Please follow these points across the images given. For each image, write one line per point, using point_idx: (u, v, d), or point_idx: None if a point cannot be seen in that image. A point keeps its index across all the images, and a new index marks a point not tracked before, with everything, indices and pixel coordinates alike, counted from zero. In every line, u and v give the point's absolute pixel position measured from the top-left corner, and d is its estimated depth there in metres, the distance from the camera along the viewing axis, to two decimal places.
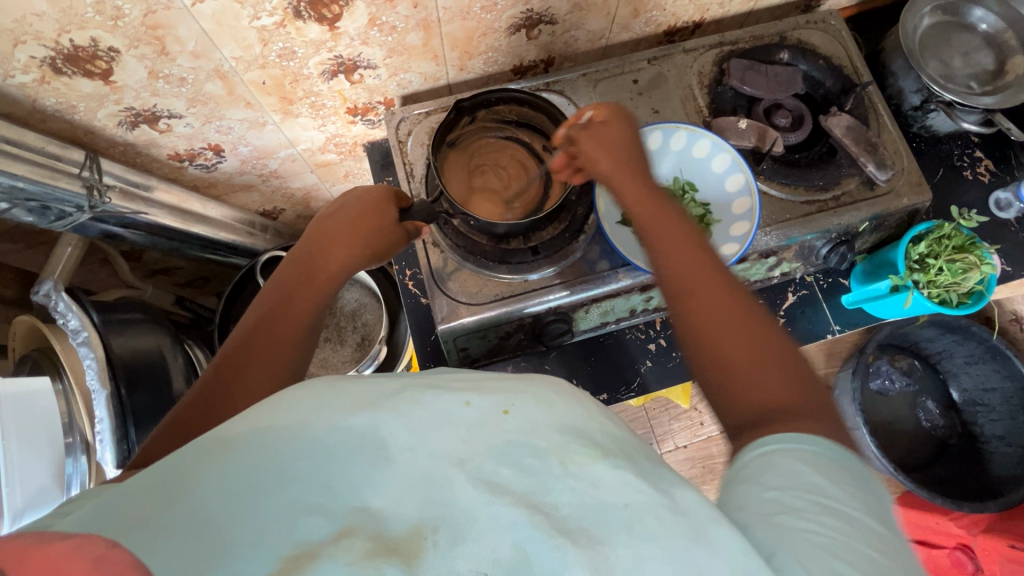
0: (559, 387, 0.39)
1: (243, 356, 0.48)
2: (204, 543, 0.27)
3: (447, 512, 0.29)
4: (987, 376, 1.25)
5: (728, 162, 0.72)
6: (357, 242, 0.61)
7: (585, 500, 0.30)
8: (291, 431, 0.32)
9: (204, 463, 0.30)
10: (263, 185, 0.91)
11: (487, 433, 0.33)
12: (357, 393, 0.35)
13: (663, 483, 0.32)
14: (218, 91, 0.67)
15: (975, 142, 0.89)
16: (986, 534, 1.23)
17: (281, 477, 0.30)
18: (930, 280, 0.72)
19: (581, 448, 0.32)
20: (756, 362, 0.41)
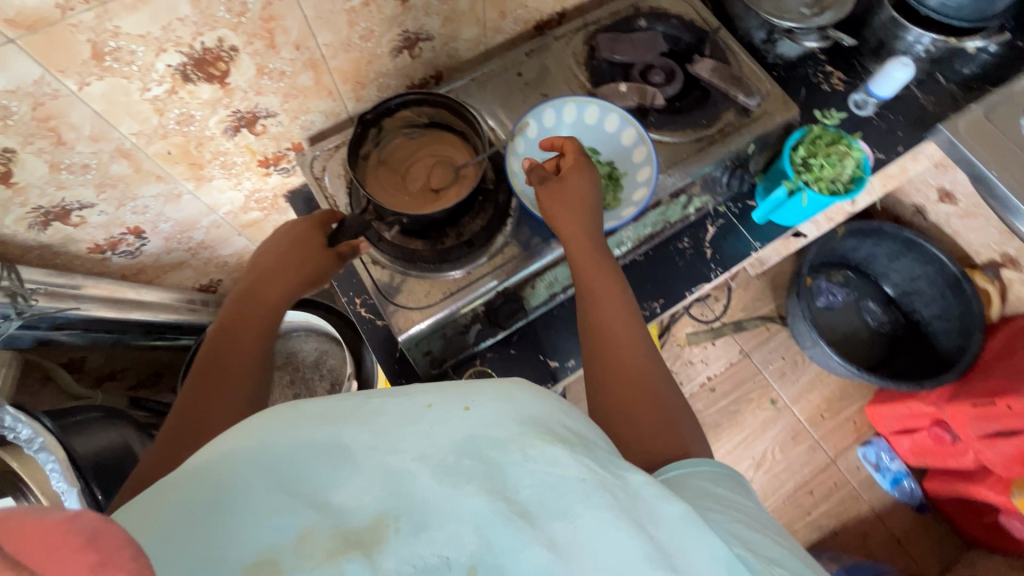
0: (522, 383, 0.40)
1: (197, 406, 0.50)
2: (185, 547, 0.29)
3: (408, 503, 0.32)
4: (912, 268, 1.67)
5: (618, 121, 0.79)
6: (290, 273, 0.63)
7: (543, 480, 0.33)
8: (260, 448, 0.34)
9: (191, 484, 0.33)
10: (194, 259, 0.91)
11: (450, 429, 0.35)
12: (316, 411, 0.37)
13: (616, 469, 0.36)
14: (125, 171, 0.68)
15: (823, 60, 1.01)
16: (953, 404, 1.41)
17: (245, 491, 0.32)
18: (817, 176, 0.79)
19: (538, 433, 0.35)
20: (651, 417, 0.55)
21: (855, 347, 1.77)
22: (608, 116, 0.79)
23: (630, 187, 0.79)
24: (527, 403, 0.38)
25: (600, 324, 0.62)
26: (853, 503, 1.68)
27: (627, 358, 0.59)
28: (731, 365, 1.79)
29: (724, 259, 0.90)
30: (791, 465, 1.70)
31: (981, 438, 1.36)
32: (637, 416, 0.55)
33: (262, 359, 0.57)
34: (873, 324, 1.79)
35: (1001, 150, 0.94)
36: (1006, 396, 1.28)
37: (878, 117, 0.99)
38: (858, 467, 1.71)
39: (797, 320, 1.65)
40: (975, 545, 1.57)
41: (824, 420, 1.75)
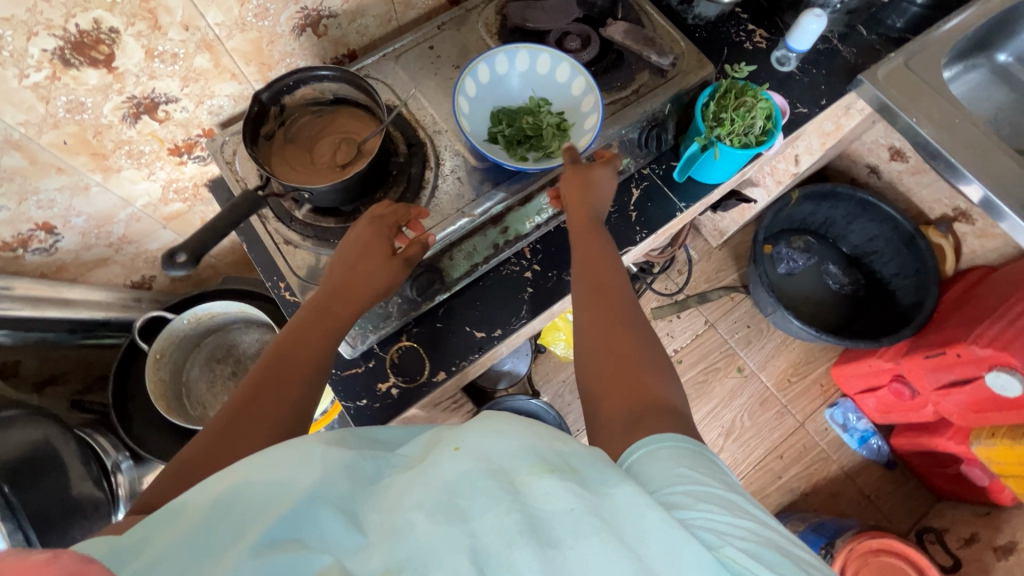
0: (514, 415, 0.45)
1: (243, 412, 0.54)
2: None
3: (411, 553, 0.35)
4: (869, 228, 1.68)
5: (569, 70, 0.80)
6: (361, 285, 0.66)
7: (535, 516, 0.36)
8: (277, 486, 0.39)
9: (205, 517, 0.38)
10: (119, 255, 0.91)
11: (445, 470, 0.40)
12: (328, 457, 0.42)
13: (604, 485, 0.38)
14: (19, 163, 0.68)
15: (745, 19, 1.01)
16: (909, 357, 1.42)
17: (261, 523, 0.36)
18: (728, 131, 0.79)
19: (531, 465, 0.39)
20: (649, 369, 0.56)
21: (816, 309, 1.78)
22: (559, 65, 0.80)
23: (577, 134, 0.79)
24: (520, 435, 0.42)
25: (595, 306, 0.64)
26: (823, 464, 1.69)
27: (637, 337, 0.60)
28: (697, 336, 1.80)
29: (649, 221, 0.90)
30: (760, 431, 1.71)
31: (938, 389, 1.37)
32: (633, 366, 0.56)
33: (310, 379, 0.60)
34: (834, 287, 1.80)
35: (919, 97, 0.96)
36: (955, 345, 1.28)
37: (801, 72, 0.99)
38: (826, 429, 1.72)
39: (757, 287, 1.67)
40: (943, 497, 1.59)
41: (791, 384, 1.76)
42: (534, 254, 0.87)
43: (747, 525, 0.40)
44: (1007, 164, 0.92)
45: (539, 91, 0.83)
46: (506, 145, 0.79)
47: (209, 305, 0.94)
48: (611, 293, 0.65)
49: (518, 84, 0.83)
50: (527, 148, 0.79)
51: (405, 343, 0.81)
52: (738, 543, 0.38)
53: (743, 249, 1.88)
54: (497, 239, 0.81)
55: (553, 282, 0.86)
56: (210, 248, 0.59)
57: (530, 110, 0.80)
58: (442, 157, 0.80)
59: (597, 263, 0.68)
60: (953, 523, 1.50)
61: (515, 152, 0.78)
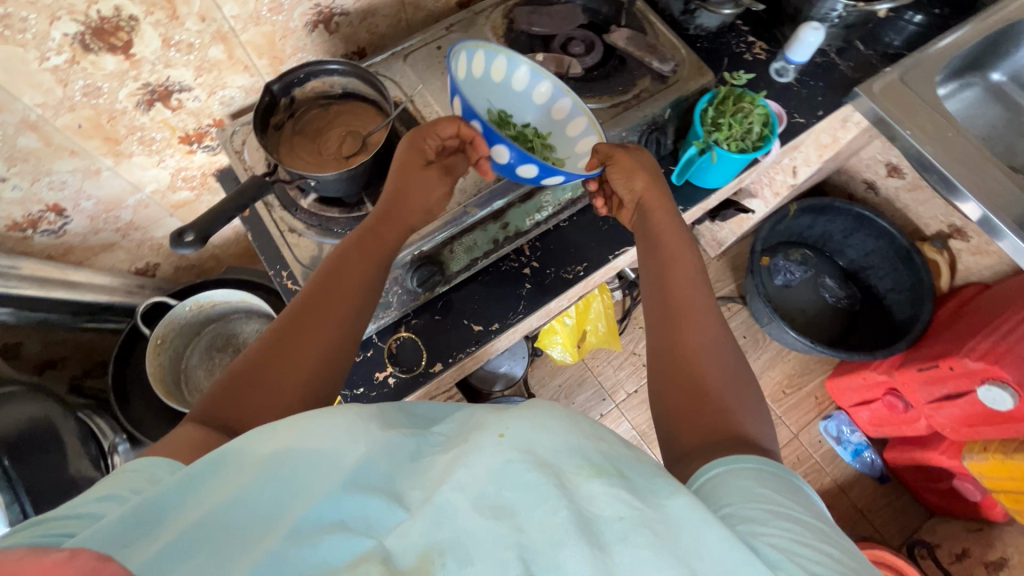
0: (555, 410, 0.44)
1: (295, 329, 0.58)
2: (237, 551, 0.35)
3: (453, 537, 0.35)
4: (866, 242, 1.71)
5: (529, 74, 0.79)
6: (405, 207, 0.68)
7: (581, 513, 0.36)
8: (321, 458, 0.39)
9: (249, 480, 0.38)
10: (125, 240, 0.93)
11: (489, 455, 0.39)
12: (368, 433, 0.41)
13: (656, 497, 0.38)
14: (34, 144, 0.70)
15: (745, 31, 1.04)
16: (903, 370, 1.43)
17: (307, 493, 0.37)
18: (726, 135, 0.81)
19: (578, 465, 0.39)
20: (730, 395, 0.56)
21: (813, 322, 1.79)
22: (519, 72, 0.79)
23: (561, 143, 0.80)
24: (565, 431, 0.42)
25: (665, 315, 0.63)
26: (816, 477, 1.68)
27: (716, 355, 0.59)
28: None
29: None
30: None
31: (930, 402, 1.38)
32: (711, 388, 0.56)
33: (357, 304, 0.62)
34: (831, 300, 1.81)
35: (915, 111, 0.99)
36: (948, 358, 1.30)
37: (799, 84, 1.02)
38: (820, 441, 1.72)
39: (754, 298, 1.69)
40: (936, 513, 1.59)
41: (786, 395, 1.76)
42: (533, 251, 0.89)
43: (831, 556, 0.38)
44: (1000, 178, 0.94)
45: (494, 104, 0.80)
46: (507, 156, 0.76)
47: (211, 293, 0.95)
48: (680, 297, 0.64)
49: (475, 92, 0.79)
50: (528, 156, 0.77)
51: (404, 334, 0.82)
52: (815, 568, 0.36)
53: (741, 260, 1.90)
54: (498, 234, 0.83)
55: (551, 278, 0.87)
56: (217, 230, 0.60)
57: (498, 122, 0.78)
58: None
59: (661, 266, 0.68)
60: (945, 539, 1.50)
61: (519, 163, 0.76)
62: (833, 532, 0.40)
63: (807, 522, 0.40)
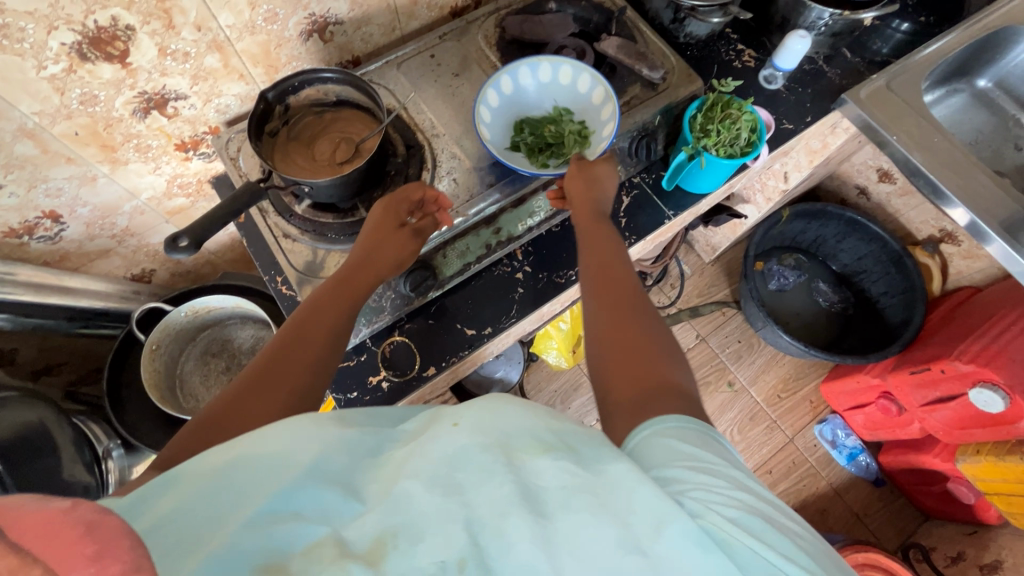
0: (509, 396, 0.44)
1: (256, 385, 0.55)
2: (189, 548, 0.34)
3: (406, 519, 0.36)
4: (858, 247, 1.72)
5: (589, 80, 0.83)
6: (376, 260, 0.70)
7: (529, 488, 0.37)
8: (277, 458, 0.39)
9: (206, 482, 0.38)
10: (121, 247, 0.93)
11: (442, 445, 0.39)
12: (326, 433, 0.41)
13: (598, 463, 0.39)
14: (31, 151, 0.70)
15: (735, 39, 1.06)
16: (896, 373, 1.44)
17: (261, 492, 0.37)
18: (715, 141, 0.83)
19: (528, 442, 0.40)
20: (658, 355, 0.56)
21: (806, 326, 1.80)
22: (580, 76, 0.83)
23: (596, 142, 0.82)
24: (516, 409, 0.42)
25: (600, 293, 0.64)
26: (812, 480, 1.69)
27: (646, 324, 0.60)
28: (689, 349, 1.82)
29: (638, 228, 0.92)
30: (750, 445, 1.72)
31: (924, 405, 1.39)
32: (643, 352, 0.56)
33: (324, 350, 0.61)
34: (825, 304, 1.83)
35: (902, 116, 1.00)
36: (939, 361, 1.31)
37: (788, 91, 1.03)
38: (815, 445, 1.73)
39: (748, 302, 1.70)
40: (931, 516, 1.59)
41: (781, 400, 1.77)
42: (525, 256, 0.90)
43: (748, 504, 0.40)
44: (985, 182, 0.96)
45: (561, 102, 0.87)
46: (527, 152, 0.83)
47: (207, 299, 0.96)
48: (617, 280, 0.65)
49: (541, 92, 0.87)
50: (549, 155, 0.83)
51: (397, 338, 0.83)
52: (731, 513, 0.39)
53: (735, 265, 1.91)
54: (490, 239, 0.84)
55: (543, 283, 0.88)
56: (211, 235, 0.61)
57: (552, 119, 0.85)
58: (439, 159, 0.83)
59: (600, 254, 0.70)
60: (941, 542, 1.50)
61: (537, 159, 0.83)
62: (752, 482, 0.43)
63: (725, 472, 0.42)
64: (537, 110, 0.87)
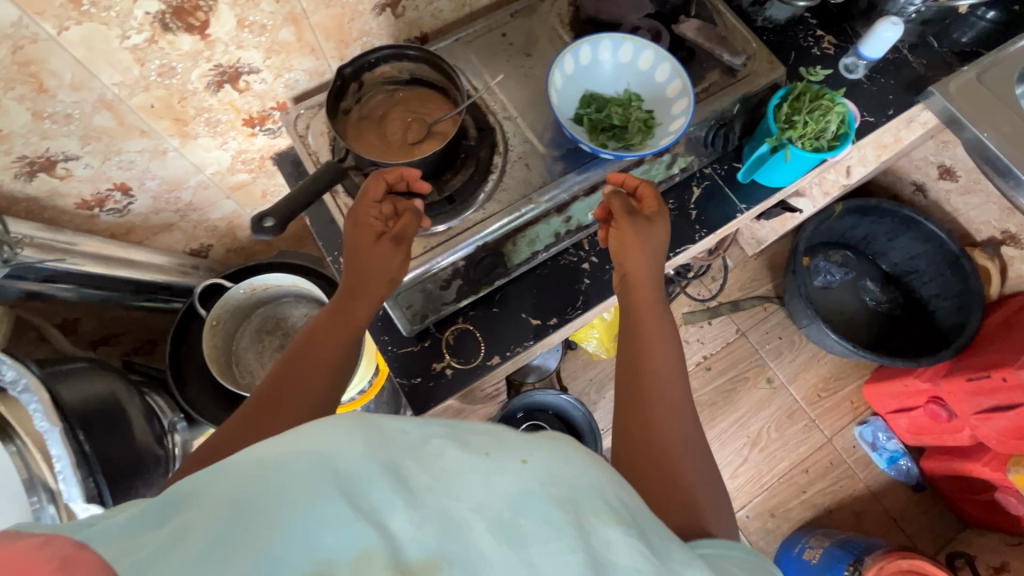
0: (575, 448, 0.40)
1: (258, 407, 0.56)
2: (198, 573, 0.28)
3: (462, 565, 0.30)
4: (911, 246, 1.66)
5: (669, 71, 0.79)
6: (374, 275, 0.65)
7: (602, 559, 0.32)
8: (313, 459, 0.32)
9: (230, 487, 0.32)
10: (183, 221, 0.93)
11: (507, 478, 0.34)
12: (373, 429, 0.35)
13: (675, 562, 0.36)
14: (108, 123, 0.70)
15: (814, 24, 1.00)
16: (949, 379, 1.40)
17: (288, 504, 0.31)
18: (801, 133, 0.78)
19: (599, 504, 0.35)
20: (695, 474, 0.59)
21: (851, 326, 1.76)
22: (661, 65, 0.79)
23: (660, 135, 0.78)
24: (588, 465, 0.38)
25: (646, 374, 0.64)
26: (849, 482, 1.66)
27: (683, 426, 0.61)
28: (727, 343, 1.79)
29: (709, 221, 0.89)
30: (787, 443, 1.69)
31: (977, 413, 1.35)
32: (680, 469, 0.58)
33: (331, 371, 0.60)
34: (871, 304, 1.78)
35: (991, 112, 0.95)
36: (1001, 368, 1.27)
37: (869, 80, 0.98)
38: (854, 446, 1.69)
39: (794, 299, 1.66)
40: (972, 525, 1.56)
41: (821, 399, 1.74)
42: (592, 246, 0.87)
43: None
44: None
45: (634, 86, 0.82)
46: (589, 128, 0.80)
47: (265, 278, 0.95)
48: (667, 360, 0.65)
49: (615, 74, 0.83)
50: (609, 136, 0.80)
51: (462, 326, 0.82)
52: None
53: (779, 259, 1.86)
54: (561, 228, 0.82)
55: (611, 274, 0.86)
56: (295, 216, 0.60)
57: (621, 102, 0.81)
58: (510, 143, 0.80)
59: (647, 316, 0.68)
60: (983, 551, 1.47)
61: (597, 138, 0.79)
62: None
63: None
64: (607, 91, 0.83)
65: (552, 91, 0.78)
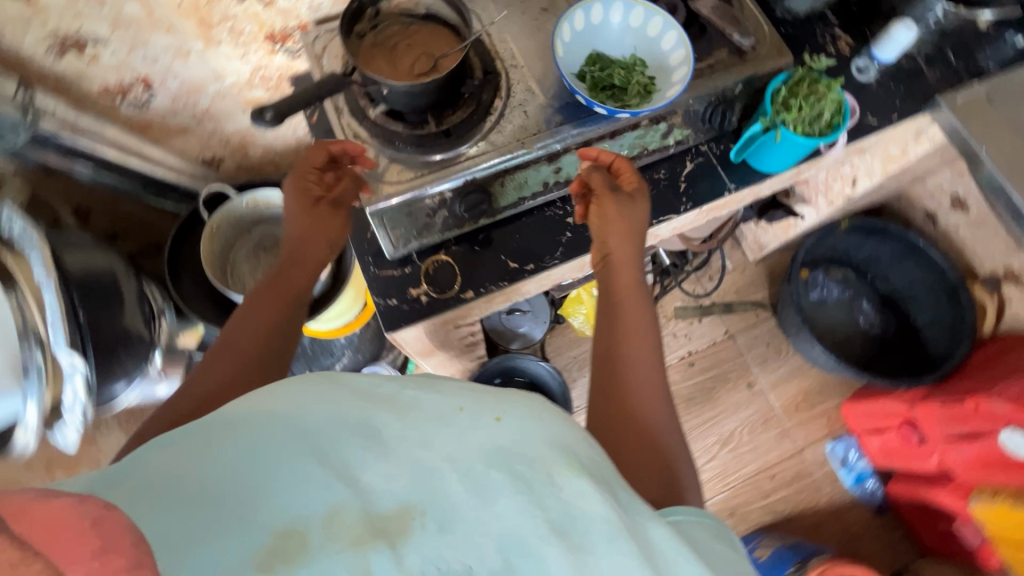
0: (542, 404, 0.47)
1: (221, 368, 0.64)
2: (199, 507, 0.36)
3: (432, 502, 0.38)
4: (911, 271, 1.66)
5: (675, 40, 0.81)
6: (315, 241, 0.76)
7: (567, 507, 0.39)
8: (284, 411, 0.42)
9: (221, 438, 0.40)
10: (198, 128, 0.98)
11: (474, 437, 0.41)
12: (340, 388, 0.44)
13: (638, 515, 0.43)
14: (138, 14, 0.74)
15: (835, 23, 1.01)
16: (925, 403, 1.41)
17: (273, 453, 0.39)
18: (794, 116, 0.81)
19: (565, 459, 0.41)
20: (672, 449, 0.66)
21: (841, 345, 1.75)
22: (668, 33, 0.81)
23: (657, 100, 0.80)
24: (553, 426, 0.45)
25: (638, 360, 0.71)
26: (812, 494, 1.68)
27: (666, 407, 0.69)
28: (714, 343, 1.80)
29: (696, 196, 0.92)
30: (757, 448, 1.71)
31: (948, 440, 1.36)
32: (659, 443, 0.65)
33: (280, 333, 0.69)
34: (863, 324, 1.77)
35: (997, 131, 0.95)
36: (975, 397, 1.30)
37: (880, 85, 0.99)
38: (824, 461, 1.70)
39: (786, 308, 1.67)
40: (928, 553, 1.56)
41: (798, 410, 1.75)
42: None
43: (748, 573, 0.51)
44: None
45: (641, 51, 0.84)
46: (590, 85, 0.82)
47: (268, 193, 1.00)
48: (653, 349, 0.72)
49: (624, 37, 0.85)
50: (608, 95, 0.82)
51: (442, 258, 0.86)
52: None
53: (780, 269, 1.86)
54: (549, 178, 0.86)
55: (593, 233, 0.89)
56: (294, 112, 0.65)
57: (625, 64, 0.83)
58: (513, 90, 0.83)
59: (636, 305, 0.75)
60: None
61: (596, 95, 0.82)
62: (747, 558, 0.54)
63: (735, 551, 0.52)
64: (614, 53, 0.85)
65: (558, 45, 0.81)
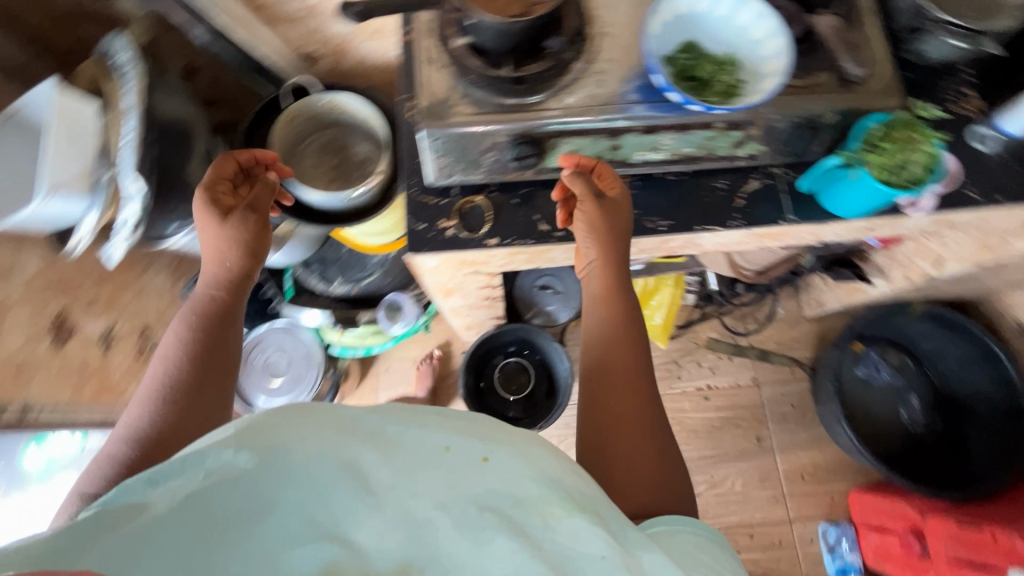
0: (530, 442, 0.57)
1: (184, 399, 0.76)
2: (210, 555, 0.43)
3: (430, 555, 0.45)
4: (978, 379, 1.53)
5: (778, 47, 0.77)
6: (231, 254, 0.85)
7: (561, 545, 0.47)
8: (287, 453, 0.48)
9: (229, 491, 0.46)
10: (304, 21, 1.04)
11: (461, 488, 0.49)
12: (331, 425, 0.52)
13: (631, 546, 0.51)
14: None
15: (968, 81, 0.92)
16: (939, 517, 1.33)
17: (282, 500, 0.46)
18: (878, 159, 0.79)
19: (554, 499, 0.50)
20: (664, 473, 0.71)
21: (874, 433, 1.61)
22: (773, 39, 0.77)
23: (739, 103, 0.76)
24: (535, 465, 0.53)
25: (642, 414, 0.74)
26: (788, 568, 1.59)
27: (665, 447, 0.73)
28: (737, 386, 1.73)
29: (750, 215, 0.90)
30: (745, 502, 1.64)
31: (952, 560, 1.27)
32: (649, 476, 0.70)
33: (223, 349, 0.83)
34: (904, 419, 1.62)
35: None
36: (998, 529, 1.23)
37: (996, 159, 0.90)
38: (812, 541, 1.61)
39: (823, 376, 1.57)
40: None
41: (802, 481, 1.65)
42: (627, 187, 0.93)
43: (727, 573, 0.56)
44: None
45: (738, 52, 0.80)
46: (675, 71, 0.79)
47: (347, 96, 1.09)
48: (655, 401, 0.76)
49: (725, 33, 0.81)
50: (690, 87, 0.79)
51: (483, 201, 0.90)
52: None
53: (832, 334, 1.75)
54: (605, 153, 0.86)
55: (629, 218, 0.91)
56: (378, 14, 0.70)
57: (717, 61, 0.80)
58: (597, 57, 0.82)
59: (635, 372, 0.78)
60: None
61: (678, 82, 0.79)
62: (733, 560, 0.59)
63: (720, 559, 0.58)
64: (710, 46, 0.81)
65: (652, 23, 0.79)
